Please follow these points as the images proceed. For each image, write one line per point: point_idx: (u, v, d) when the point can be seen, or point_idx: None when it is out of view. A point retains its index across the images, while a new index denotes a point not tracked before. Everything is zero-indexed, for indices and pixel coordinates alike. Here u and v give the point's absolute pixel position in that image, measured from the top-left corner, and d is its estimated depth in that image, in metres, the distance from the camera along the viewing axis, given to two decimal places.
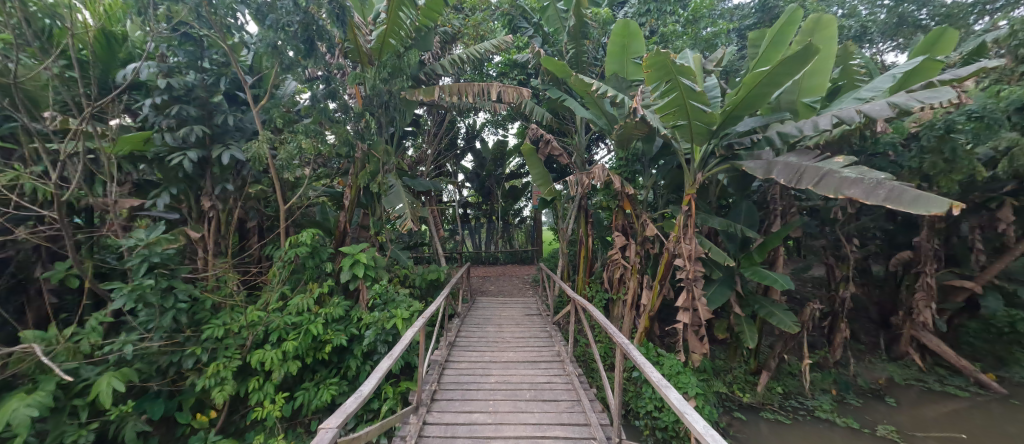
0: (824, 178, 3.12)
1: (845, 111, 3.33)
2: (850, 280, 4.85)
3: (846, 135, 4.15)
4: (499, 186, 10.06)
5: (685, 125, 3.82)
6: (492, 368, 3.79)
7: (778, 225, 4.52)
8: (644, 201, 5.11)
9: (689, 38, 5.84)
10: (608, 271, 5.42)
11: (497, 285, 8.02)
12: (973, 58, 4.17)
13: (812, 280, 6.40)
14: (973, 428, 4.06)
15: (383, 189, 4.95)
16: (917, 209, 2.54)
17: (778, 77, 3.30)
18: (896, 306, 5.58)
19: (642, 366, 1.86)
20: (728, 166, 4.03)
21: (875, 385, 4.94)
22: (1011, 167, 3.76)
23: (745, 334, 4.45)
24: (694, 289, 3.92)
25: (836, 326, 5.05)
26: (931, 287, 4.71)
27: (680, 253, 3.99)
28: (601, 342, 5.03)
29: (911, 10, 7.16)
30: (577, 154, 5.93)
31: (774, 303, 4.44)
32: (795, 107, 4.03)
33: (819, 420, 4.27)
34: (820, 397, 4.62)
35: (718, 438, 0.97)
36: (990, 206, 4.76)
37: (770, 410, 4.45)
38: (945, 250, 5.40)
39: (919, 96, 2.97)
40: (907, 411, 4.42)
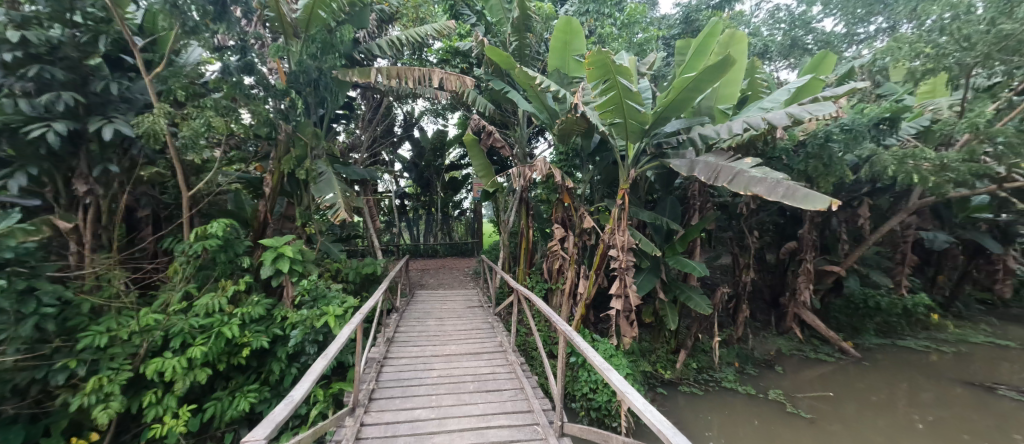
0: (736, 177, 3.54)
1: (753, 118, 3.82)
2: (750, 267, 5.58)
3: (752, 140, 4.70)
4: (438, 176, 9.98)
5: (621, 123, 4.05)
6: (434, 362, 3.71)
7: (696, 218, 5.02)
8: (581, 194, 5.34)
9: (624, 42, 6.16)
10: (547, 262, 5.59)
11: (437, 277, 7.86)
12: (845, 80, 4.98)
13: (721, 267, 7.25)
14: (837, 387, 4.95)
15: (311, 176, 4.52)
16: (807, 206, 3.01)
17: (702, 84, 3.64)
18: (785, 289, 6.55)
19: (585, 351, 1.96)
20: (657, 163, 4.36)
21: (767, 356, 5.77)
22: (870, 172, 4.58)
23: (668, 317, 4.90)
24: (626, 277, 4.22)
25: (739, 307, 5.79)
26: (810, 272, 5.60)
27: (614, 244, 4.29)
28: (540, 331, 5.19)
29: (801, 35, 8.29)
30: (519, 146, 5.99)
31: (692, 288, 4.94)
32: (712, 112, 4.49)
33: (725, 389, 4.88)
34: (726, 369, 5.27)
35: (659, 417, 1.06)
36: (853, 204, 5.78)
37: (686, 383, 4.98)
38: (821, 240, 6.44)
39: (809, 109, 3.53)
40: (791, 376, 5.26)
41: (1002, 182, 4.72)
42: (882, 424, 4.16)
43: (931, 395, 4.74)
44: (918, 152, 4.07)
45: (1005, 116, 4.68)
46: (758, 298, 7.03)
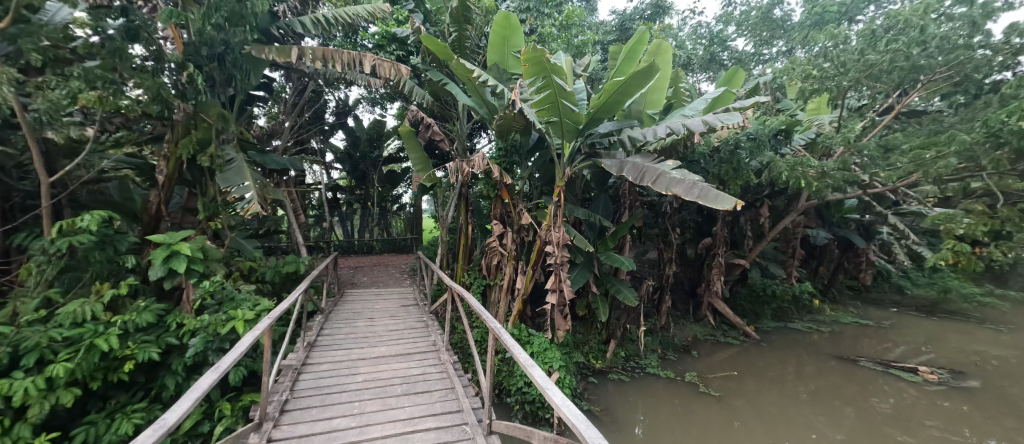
0: (660, 178, 3.80)
1: (675, 123, 4.12)
2: (673, 261, 6.06)
3: (675, 144, 5.07)
4: (375, 169, 9.47)
5: (558, 122, 4.15)
6: (359, 366, 3.49)
7: (626, 215, 5.33)
8: (520, 191, 5.38)
9: (563, 42, 6.29)
10: (486, 258, 5.56)
11: (371, 275, 7.45)
12: (752, 94, 5.57)
13: (648, 262, 7.78)
14: (742, 367, 5.57)
15: (216, 164, 3.99)
16: (716, 206, 3.33)
17: (630, 88, 3.82)
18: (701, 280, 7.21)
19: (511, 348, 1.95)
20: (590, 163, 4.53)
21: (686, 342, 6.31)
22: (770, 176, 5.19)
23: (600, 309, 5.15)
24: (561, 272, 4.36)
25: (663, 298, 6.25)
26: (722, 265, 6.24)
27: (550, 241, 4.39)
28: (477, 327, 5.14)
29: (718, 51, 9.16)
30: (459, 141, 5.86)
31: (621, 282, 5.22)
32: (641, 116, 4.79)
33: (648, 375, 5.22)
34: (650, 356, 5.66)
35: (575, 415, 1.09)
36: (757, 205, 6.52)
37: (615, 371, 5.24)
38: (732, 237, 7.19)
39: (721, 118, 3.90)
40: (705, 359, 5.81)
41: (866, 188, 5.64)
42: (775, 397, 4.77)
43: (813, 369, 5.54)
44: (805, 161, 4.72)
45: (869, 133, 5.58)
46: (679, 289, 7.67)
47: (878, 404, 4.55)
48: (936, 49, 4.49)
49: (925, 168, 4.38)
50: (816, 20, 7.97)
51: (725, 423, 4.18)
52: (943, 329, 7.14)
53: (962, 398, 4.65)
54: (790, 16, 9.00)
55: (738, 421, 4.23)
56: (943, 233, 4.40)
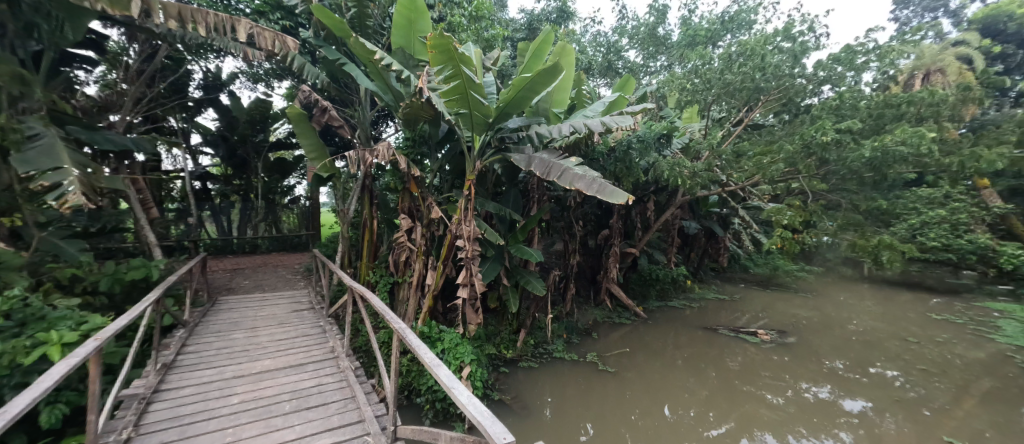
0: (564, 173, 4.02)
1: (577, 122, 4.42)
2: (576, 252, 6.54)
3: (577, 143, 5.43)
4: (258, 156, 8.33)
5: (468, 114, 4.10)
6: (235, 386, 2.98)
7: (534, 209, 5.55)
8: (430, 184, 5.19)
9: (472, 34, 6.23)
10: (394, 255, 5.26)
11: (254, 278, 6.45)
12: (641, 101, 6.28)
13: (555, 253, 8.25)
14: (633, 343, 6.29)
15: (9, 139, 2.96)
16: (612, 200, 3.67)
17: (537, 86, 3.93)
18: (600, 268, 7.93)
19: (416, 350, 1.87)
20: (500, 157, 4.59)
21: (587, 326, 6.86)
22: (655, 174, 5.89)
23: (510, 301, 5.29)
24: (472, 266, 4.36)
25: (568, 286, 6.71)
26: (617, 254, 6.95)
27: (461, 235, 4.35)
28: (383, 328, 4.84)
29: (614, 60, 10.07)
30: (361, 128, 5.41)
31: (530, 273, 5.42)
32: (547, 114, 5.03)
33: (555, 359, 5.54)
34: (557, 341, 6.01)
35: (482, 417, 1.07)
36: (644, 200, 7.38)
37: (525, 359, 5.43)
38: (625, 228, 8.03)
39: (616, 120, 4.29)
40: (604, 340, 6.40)
41: (724, 186, 6.80)
42: (659, 367, 5.49)
43: (687, 339, 6.54)
44: (681, 162, 5.48)
45: (727, 140, 6.71)
46: (582, 277, 8.33)
47: (732, 363, 5.59)
48: (771, 75, 5.59)
49: (763, 171, 5.46)
50: (689, 41, 9.28)
51: (620, 394, 4.68)
52: (774, 299, 9.06)
53: (786, 352, 5.97)
54: (670, 35, 10.31)
55: (630, 391, 4.77)
56: (775, 223, 5.54)
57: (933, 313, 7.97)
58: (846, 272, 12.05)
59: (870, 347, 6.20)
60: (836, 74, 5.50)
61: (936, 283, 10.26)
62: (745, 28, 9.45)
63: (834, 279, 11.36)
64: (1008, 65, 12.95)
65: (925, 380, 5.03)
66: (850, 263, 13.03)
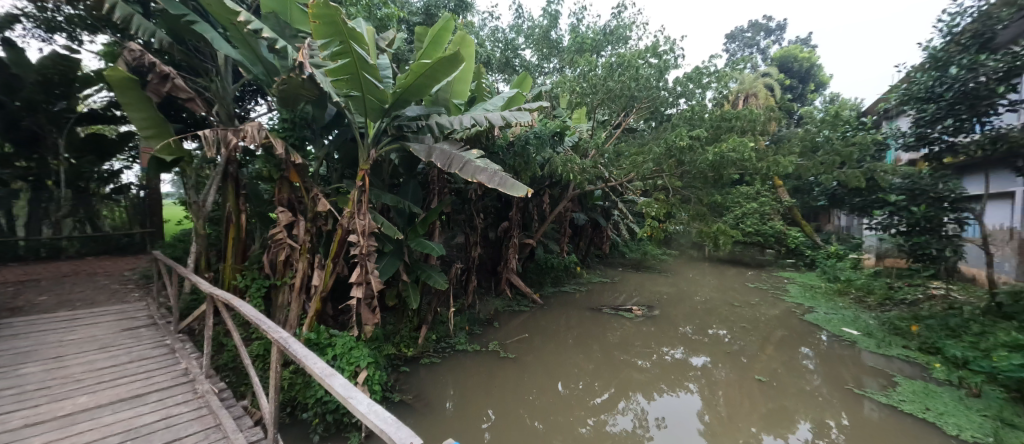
0: (466, 166, 3.99)
1: (478, 115, 4.45)
2: (477, 244, 6.65)
3: (477, 136, 5.46)
4: (60, 130, 6.34)
5: (360, 97, 3.78)
6: (27, 438, 2.20)
7: (435, 202, 5.43)
8: (314, 173, 4.63)
9: (362, 10, 5.70)
10: (270, 254, 4.55)
11: (56, 292, 4.87)
12: (537, 99, 6.61)
13: (456, 246, 8.23)
14: (532, 329, 6.69)
15: None
16: (513, 193, 3.78)
17: (438, 74, 3.78)
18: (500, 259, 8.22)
19: (302, 359, 1.59)
20: (397, 145, 4.33)
21: (489, 316, 7.04)
22: (550, 169, 6.30)
23: (411, 297, 5.09)
24: (368, 263, 4.05)
25: (469, 279, 6.80)
26: (516, 245, 7.30)
27: (353, 229, 3.98)
28: (257, 340, 4.16)
29: (511, 57, 10.38)
30: (220, 104, 4.50)
31: (431, 267, 5.27)
32: (448, 104, 4.94)
33: (457, 351, 5.54)
34: (459, 334, 6.02)
35: (380, 416, 0.90)
36: (540, 193, 7.86)
37: (426, 356, 5.31)
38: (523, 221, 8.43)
39: (515, 115, 4.45)
40: (505, 327, 6.66)
41: (606, 182, 7.65)
42: (555, 347, 5.96)
43: (577, 320, 7.23)
44: (572, 159, 5.98)
45: (609, 141, 7.55)
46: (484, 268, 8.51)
47: (613, 337, 6.40)
48: (643, 86, 6.48)
49: (637, 169, 6.28)
50: (577, 47, 10.11)
51: (520, 377, 4.94)
52: (644, 279, 10.64)
53: (653, 323, 7.08)
54: (561, 40, 11.07)
55: (528, 374, 5.05)
56: (646, 214, 6.46)
57: (749, 283, 10.37)
58: (694, 254, 14.83)
59: (709, 313, 7.77)
60: (688, 90, 6.63)
61: (750, 260, 13.38)
62: (621, 42, 10.76)
63: (686, 260, 13.91)
64: (792, 96, 17.49)
65: (744, 335, 6.52)
66: (696, 246, 16.09)
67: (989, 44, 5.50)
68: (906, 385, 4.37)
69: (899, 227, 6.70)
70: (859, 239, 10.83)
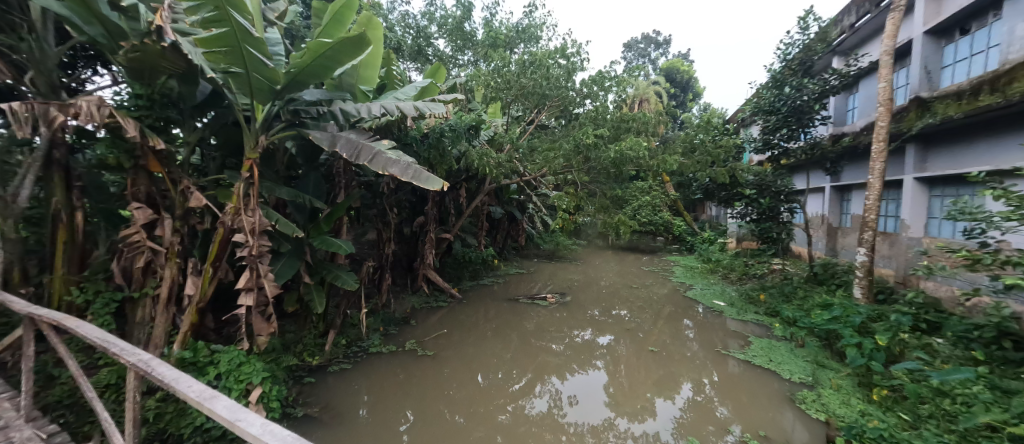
0: (375, 157, 3.75)
1: (388, 104, 4.21)
2: (391, 240, 6.35)
3: (388, 125, 5.16)
4: None
5: (244, 75, 3.32)
6: None
7: (341, 196, 5.01)
8: (184, 161, 3.88)
9: None
10: (122, 260, 3.69)
11: None
12: (451, 90, 6.48)
13: (367, 243, 7.73)
14: (451, 323, 6.63)
15: None
16: (428, 187, 3.65)
17: (340, 55, 3.44)
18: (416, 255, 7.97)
19: (173, 384, 1.36)
20: (293, 133, 3.87)
21: (405, 314, 6.78)
22: (466, 162, 6.26)
23: (315, 301, 4.63)
24: (259, 266, 3.56)
25: (383, 277, 6.46)
26: (432, 240, 7.16)
27: (240, 228, 3.45)
28: (106, 366, 3.35)
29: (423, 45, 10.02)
30: (38, 70, 3.46)
31: (339, 267, 4.85)
32: (353, 90, 4.59)
33: (371, 354, 5.22)
34: (372, 336, 5.68)
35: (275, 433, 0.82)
36: (457, 187, 7.79)
37: (335, 362, 4.89)
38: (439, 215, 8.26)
39: (429, 106, 4.32)
40: (423, 324, 6.48)
41: (521, 176, 7.90)
42: (474, 340, 6.00)
43: (496, 311, 7.39)
44: (488, 153, 6.03)
45: (523, 136, 7.79)
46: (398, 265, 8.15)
47: (529, 325, 6.70)
48: (553, 85, 6.82)
49: (549, 164, 6.61)
50: (491, 42, 10.21)
51: (440, 373, 4.86)
52: (557, 268, 11.33)
53: (564, 309, 7.58)
54: (475, 33, 11.06)
55: (448, 369, 5.01)
56: (558, 207, 6.85)
57: (645, 267, 11.77)
58: (600, 243, 16.28)
59: (612, 296, 8.63)
60: (593, 92, 7.17)
61: (645, 247, 15.19)
62: (532, 42, 11.17)
63: (593, 248, 15.19)
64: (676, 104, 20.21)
65: (640, 313, 7.37)
66: (601, 236, 17.66)
67: (810, 70, 7.00)
68: (757, 343, 5.42)
69: (752, 215, 8.22)
70: (724, 226, 13.05)
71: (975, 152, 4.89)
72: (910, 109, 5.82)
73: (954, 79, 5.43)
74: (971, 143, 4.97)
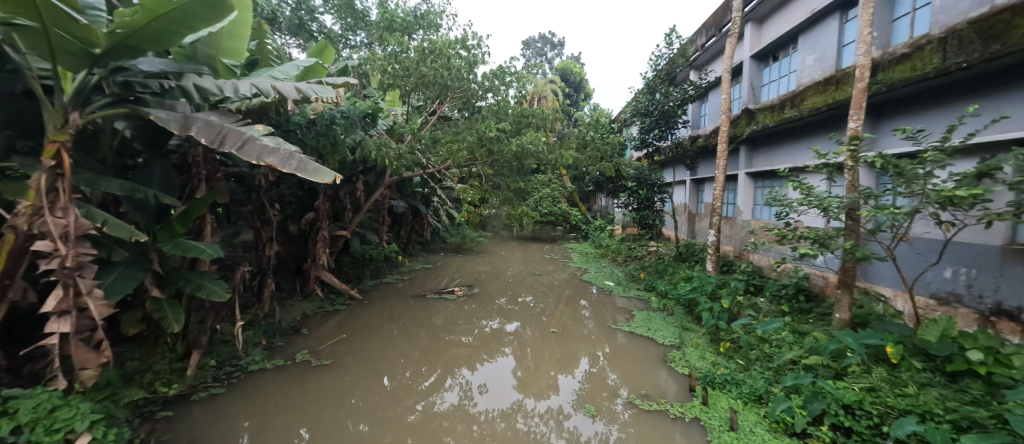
0: (246, 144, 3.19)
1: (262, 83, 3.65)
2: (273, 240, 5.62)
3: (263, 108, 4.45)
4: None
5: (39, 31, 2.51)
6: None
7: (202, 190, 4.19)
8: None
9: None
10: None
11: None
12: (342, 74, 5.91)
13: (243, 245, 6.65)
14: (351, 327, 6.12)
15: None
16: (317, 179, 3.22)
17: (191, 20, 2.83)
18: (306, 255, 7.18)
19: None
20: (125, 110, 3.11)
21: (294, 323, 6.03)
22: (362, 153, 5.78)
23: (169, 319, 3.77)
24: (78, 281, 2.76)
25: (265, 283, 5.67)
26: (326, 237, 6.55)
27: (42, 234, 2.62)
28: None
29: None
30: None
31: (202, 275, 4.03)
32: (213, 64, 3.95)
33: (251, 373, 4.51)
34: (252, 352, 4.92)
35: None
36: (353, 180, 7.20)
37: (202, 389, 4.09)
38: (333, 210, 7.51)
39: (314, 89, 3.90)
40: (315, 332, 5.83)
41: (425, 168, 7.65)
42: (378, 342, 5.64)
43: (401, 310, 7.07)
44: (386, 143, 5.67)
45: (425, 127, 7.55)
46: (283, 268, 7.20)
47: (437, 320, 6.60)
48: (455, 76, 6.73)
49: (453, 156, 6.54)
50: (386, 25, 9.66)
51: (339, 383, 4.46)
52: (464, 261, 11.37)
53: (472, 301, 7.66)
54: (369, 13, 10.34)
55: (348, 377, 4.62)
56: (464, 200, 6.83)
57: (547, 254, 12.59)
58: (505, 234, 16.86)
59: (518, 284, 9.02)
60: (495, 86, 7.29)
61: (547, 236, 16.23)
62: (432, 30, 10.88)
63: (499, 240, 15.67)
64: (570, 102, 21.98)
65: (542, 298, 7.87)
66: (506, 227, 18.28)
67: (674, 80, 8.23)
68: (638, 316, 6.25)
69: (633, 205, 9.42)
70: (612, 215, 14.70)
71: (782, 153, 6.35)
72: (742, 117, 7.29)
73: (769, 96, 6.96)
74: (780, 146, 6.44)
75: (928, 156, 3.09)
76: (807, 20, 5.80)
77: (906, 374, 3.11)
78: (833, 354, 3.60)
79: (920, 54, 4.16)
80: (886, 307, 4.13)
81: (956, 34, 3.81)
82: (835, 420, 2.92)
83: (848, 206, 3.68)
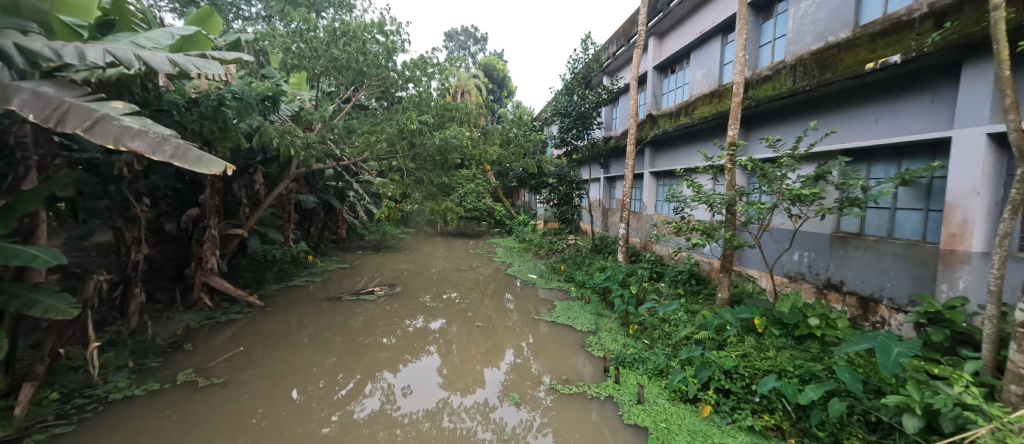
0: (98, 123, 2.58)
1: (119, 49, 3.00)
2: (141, 242, 4.78)
3: (123, 81, 3.65)
4: None
5: None
6: None
7: (31, 181, 3.32)
8: None
9: None
10: None
11: None
12: (234, 49, 5.13)
13: (97, 248, 5.44)
14: (249, 339, 5.41)
15: None
16: (201, 169, 2.75)
17: None
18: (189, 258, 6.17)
19: None
20: None
21: (174, 338, 5.12)
22: (260, 140, 5.10)
23: None
24: None
25: (131, 292, 4.80)
26: (215, 237, 5.83)
27: None
28: None
29: None
30: None
31: (37, 288, 3.20)
32: (46, 21, 3.15)
33: (113, 404, 3.72)
34: (114, 377, 4.06)
35: None
36: (250, 171, 6.35)
37: (39, 430, 3.26)
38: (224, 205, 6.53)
39: (195, 63, 3.35)
40: (203, 348, 5.03)
41: (338, 161, 7.05)
42: (284, 353, 5.07)
43: (312, 315, 6.45)
44: (292, 130, 5.09)
45: (338, 116, 6.95)
46: (157, 275, 6.07)
47: (355, 323, 6.17)
48: (371, 63, 6.32)
49: (370, 148, 6.13)
50: None
51: (236, 403, 3.90)
52: (384, 259, 10.81)
53: (394, 300, 7.32)
54: None
55: (248, 394, 4.09)
56: (383, 194, 6.46)
57: (472, 250, 12.57)
58: (429, 230, 16.42)
59: (443, 281, 8.87)
60: (416, 76, 7.02)
61: (472, 232, 16.19)
62: (345, 9, 10.09)
63: (423, 236, 15.20)
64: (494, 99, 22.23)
65: (467, 294, 7.84)
66: (430, 223, 17.79)
67: (590, 84, 8.77)
68: (558, 306, 6.58)
69: (553, 200, 9.88)
70: (535, 210, 15.24)
71: (679, 155, 7.20)
72: (647, 122, 8.08)
73: (668, 104, 7.81)
74: (677, 149, 7.28)
75: (784, 161, 3.75)
76: (696, 40, 6.64)
77: (767, 340, 3.78)
78: (716, 328, 4.20)
79: (778, 77, 5.03)
80: (754, 286, 4.94)
81: (802, 63, 4.69)
82: (718, 384, 3.44)
83: (727, 202, 4.30)
